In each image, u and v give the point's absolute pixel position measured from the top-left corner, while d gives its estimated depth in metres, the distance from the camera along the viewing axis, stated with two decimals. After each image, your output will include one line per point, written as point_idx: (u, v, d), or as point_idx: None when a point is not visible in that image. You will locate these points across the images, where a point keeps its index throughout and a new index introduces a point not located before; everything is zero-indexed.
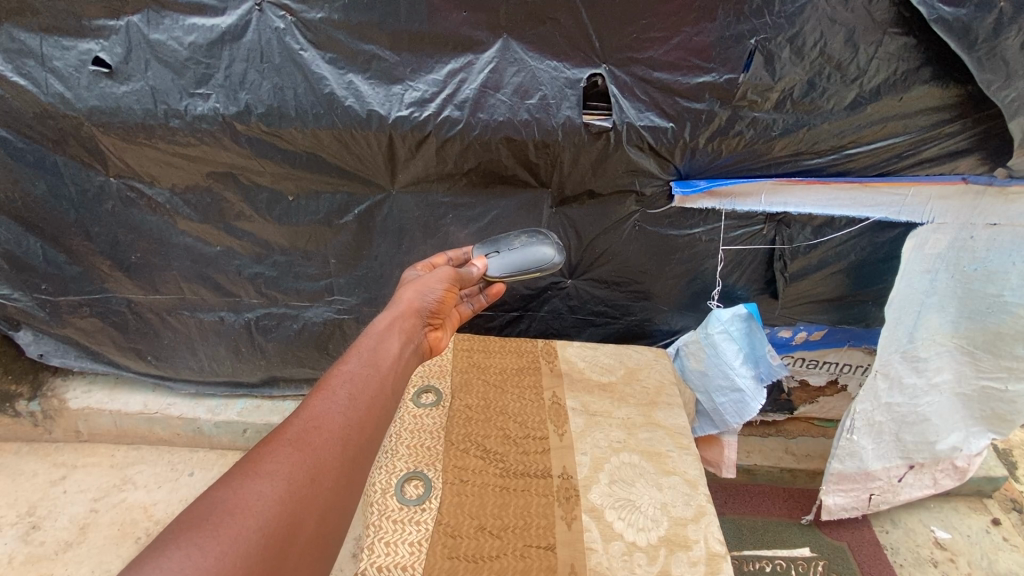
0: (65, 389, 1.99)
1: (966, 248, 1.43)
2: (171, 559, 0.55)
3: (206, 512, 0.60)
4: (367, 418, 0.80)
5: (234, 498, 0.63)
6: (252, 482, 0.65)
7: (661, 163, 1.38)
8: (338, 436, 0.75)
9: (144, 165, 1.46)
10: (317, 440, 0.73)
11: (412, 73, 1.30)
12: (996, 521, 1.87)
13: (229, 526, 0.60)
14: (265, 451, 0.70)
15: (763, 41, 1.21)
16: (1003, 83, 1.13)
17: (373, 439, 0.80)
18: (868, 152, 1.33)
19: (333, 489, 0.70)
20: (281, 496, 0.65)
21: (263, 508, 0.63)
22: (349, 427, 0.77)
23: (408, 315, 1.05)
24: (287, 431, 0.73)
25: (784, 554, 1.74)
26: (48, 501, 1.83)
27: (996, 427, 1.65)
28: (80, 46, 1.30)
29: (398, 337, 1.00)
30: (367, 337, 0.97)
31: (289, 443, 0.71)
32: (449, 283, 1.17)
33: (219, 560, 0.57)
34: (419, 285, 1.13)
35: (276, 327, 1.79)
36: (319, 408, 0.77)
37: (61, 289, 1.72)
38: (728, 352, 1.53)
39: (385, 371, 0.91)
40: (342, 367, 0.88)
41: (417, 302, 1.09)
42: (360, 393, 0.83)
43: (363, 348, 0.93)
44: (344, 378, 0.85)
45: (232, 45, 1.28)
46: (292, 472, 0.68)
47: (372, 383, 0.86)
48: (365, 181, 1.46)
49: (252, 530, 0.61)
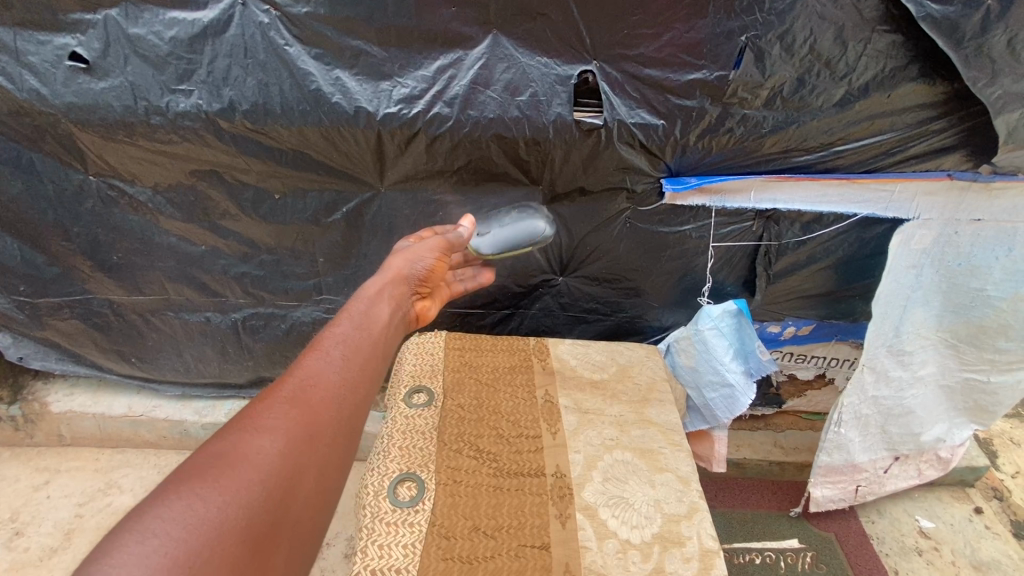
0: (47, 393, 1.95)
1: (951, 243, 1.44)
2: (172, 509, 0.53)
3: (205, 463, 0.58)
4: (363, 378, 0.80)
5: (232, 450, 0.61)
6: (250, 436, 0.63)
7: (651, 161, 1.38)
8: (335, 395, 0.74)
9: (126, 164, 1.42)
10: (313, 397, 0.71)
11: (400, 69, 1.28)
12: (979, 510, 1.91)
13: (230, 477, 0.58)
14: (261, 407, 0.68)
15: (753, 38, 1.21)
16: (989, 81, 1.14)
17: (370, 399, 0.79)
18: (856, 149, 1.34)
19: (333, 445, 0.69)
20: (282, 450, 0.64)
21: (264, 461, 0.61)
22: (346, 386, 0.76)
23: (397, 282, 1.05)
24: (283, 389, 0.71)
25: (773, 546, 1.76)
26: (31, 506, 1.79)
27: (978, 418, 1.70)
28: (56, 41, 1.26)
29: (389, 302, 0.99)
30: (358, 302, 0.96)
31: (284, 400, 0.70)
32: (439, 252, 1.16)
33: (222, 510, 0.55)
34: (409, 253, 1.12)
35: (265, 327, 1.76)
36: (314, 367, 0.76)
37: (40, 290, 1.67)
38: (718, 348, 1.54)
39: (376, 335, 0.90)
40: (334, 329, 0.86)
41: (406, 268, 1.08)
42: (354, 354, 0.82)
43: (354, 312, 0.92)
44: (337, 340, 0.84)
45: (214, 40, 1.25)
46: (290, 428, 0.66)
47: (365, 345, 0.85)
48: (354, 179, 1.44)
49: (255, 481, 0.59)
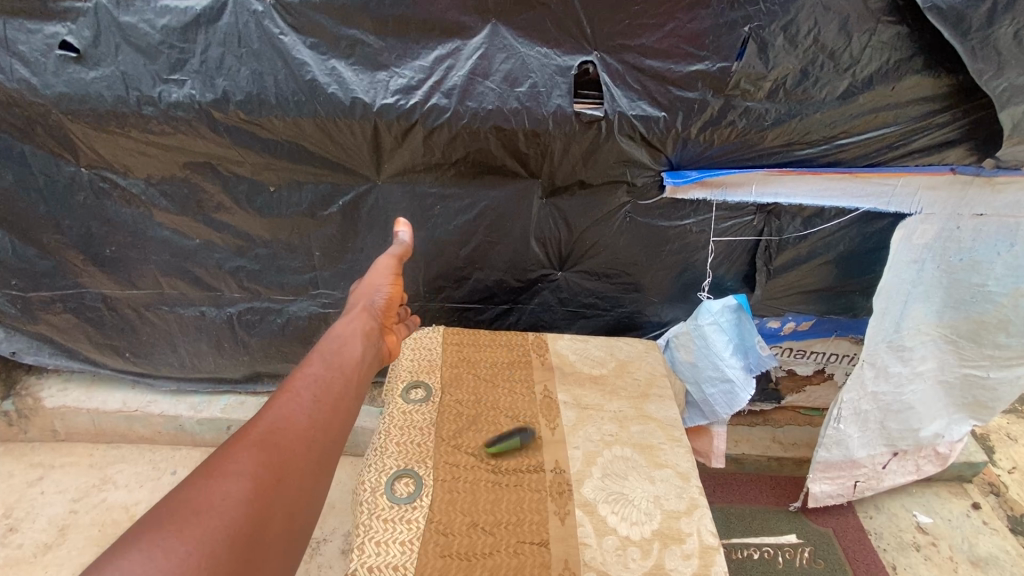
0: (40, 388, 1.93)
1: (952, 238, 1.43)
2: (132, 562, 0.53)
3: (167, 513, 0.58)
4: (335, 415, 0.80)
5: (197, 497, 0.61)
6: (217, 482, 0.63)
7: (652, 153, 1.36)
8: (304, 437, 0.74)
9: (117, 155, 1.40)
10: (284, 438, 0.72)
11: (397, 59, 1.26)
12: (976, 505, 1.91)
13: (194, 525, 0.58)
14: (230, 451, 0.68)
15: (756, 28, 1.20)
16: (995, 73, 1.12)
17: (343, 437, 0.79)
18: (859, 143, 1.32)
19: (301, 489, 0.69)
20: (247, 496, 0.63)
21: (230, 508, 0.61)
22: (315, 427, 0.76)
23: (363, 316, 1.07)
24: (252, 431, 0.72)
25: (771, 541, 1.76)
26: (24, 503, 1.78)
27: (976, 414, 1.69)
28: (46, 29, 1.23)
29: (362, 338, 1.01)
30: (330, 339, 0.97)
31: (252, 444, 0.69)
32: (393, 275, 1.18)
33: (184, 561, 0.54)
34: (367, 286, 1.15)
35: (260, 322, 1.75)
36: (285, 408, 0.77)
37: (32, 284, 1.65)
38: (718, 343, 1.52)
39: (349, 370, 0.91)
40: (306, 367, 0.87)
41: (366, 303, 1.11)
42: (326, 392, 0.83)
43: (327, 349, 0.94)
44: (309, 377, 0.84)
45: (207, 28, 1.23)
46: (258, 471, 0.66)
47: (337, 384, 0.86)
48: (350, 171, 1.42)
49: (217, 531, 0.58)
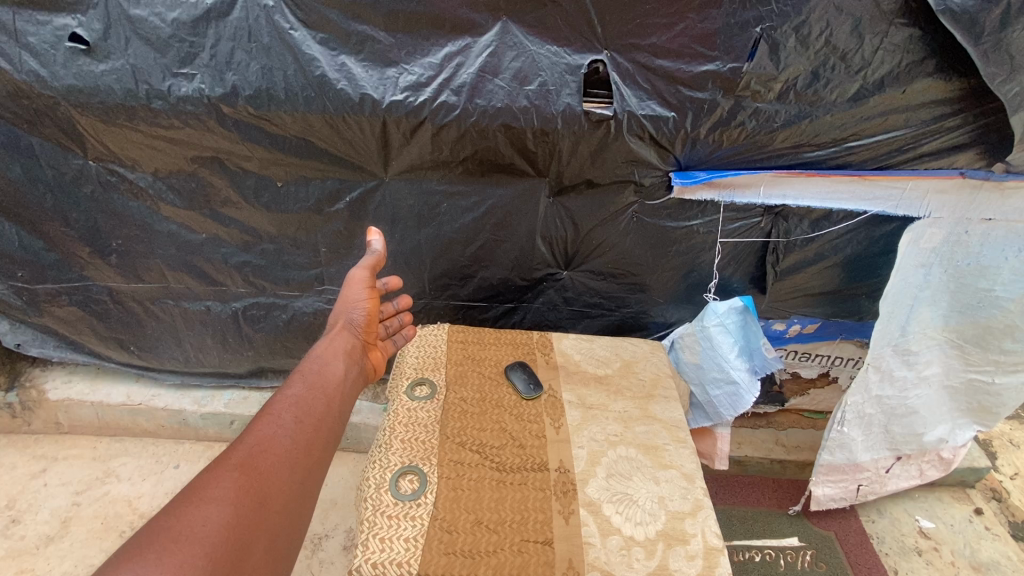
0: (44, 380, 1.93)
1: (960, 243, 1.43)
2: None
3: (153, 539, 0.66)
4: (312, 440, 0.90)
5: (180, 524, 0.69)
6: (200, 507, 0.72)
7: (661, 154, 1.36)
8: (283, 457, 0.84)
9: (125, 148, 1.40)
10: (261, 464, 0.81)
11: (407, 55, 1.26)
12: (979, 511, 1.90)
13: (176, 550, 0.66)
14: (212, 476, 0.77)
15: (768, 29, 1.20)
16: (1007, 77, 1.12)
17: (318, 459, 0.89)
18: (869, 145, 1.31)
19: (279, 506, 0.78)
20: (228, 517, 0.72)
21: (211, 533, 0.69)
22: (294, 448, 0.87)
23: (342, 337, 1.19)
24: (233, 457, 0.81)
25: (773, 544, 1.75)
26: (28, 494, 1.78)
27: (981, 419, 1.68)
28: (56, 22, 1.24)
29: (342, 361, 1.12)
30: (311, 362, 1.09)
31: (234, 467, 0.79)
32: (370, 288, 1.26)
33: None
34: (344, 301, 1.25)
35: (265, 317, 1.75)
36: (266, 433, 0.87)
37: (38, 277, 1.66)
38: (723, 345, 1.52)
39: (326, 395, 1.02)
40: (285, 393, 0.98)
41: (345, 321, 1.22)
42: (305, 417, 0.93)
43: (308, 373, 1.05)
44: (287, 404, 0.95)
45: (217, 23, 1.23)
46: (237, 498, 0.75)
47: (315, 405, 0.97)
48: (358, 168, 1.42)
49: (198, 555, 0.66)
